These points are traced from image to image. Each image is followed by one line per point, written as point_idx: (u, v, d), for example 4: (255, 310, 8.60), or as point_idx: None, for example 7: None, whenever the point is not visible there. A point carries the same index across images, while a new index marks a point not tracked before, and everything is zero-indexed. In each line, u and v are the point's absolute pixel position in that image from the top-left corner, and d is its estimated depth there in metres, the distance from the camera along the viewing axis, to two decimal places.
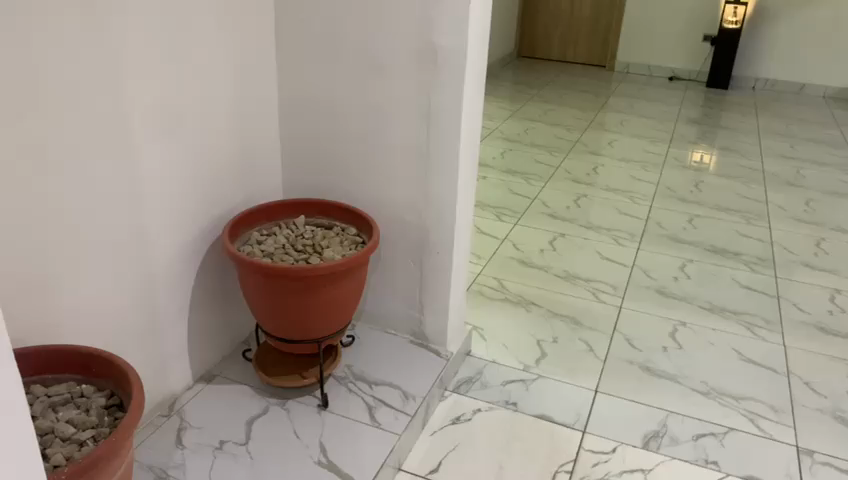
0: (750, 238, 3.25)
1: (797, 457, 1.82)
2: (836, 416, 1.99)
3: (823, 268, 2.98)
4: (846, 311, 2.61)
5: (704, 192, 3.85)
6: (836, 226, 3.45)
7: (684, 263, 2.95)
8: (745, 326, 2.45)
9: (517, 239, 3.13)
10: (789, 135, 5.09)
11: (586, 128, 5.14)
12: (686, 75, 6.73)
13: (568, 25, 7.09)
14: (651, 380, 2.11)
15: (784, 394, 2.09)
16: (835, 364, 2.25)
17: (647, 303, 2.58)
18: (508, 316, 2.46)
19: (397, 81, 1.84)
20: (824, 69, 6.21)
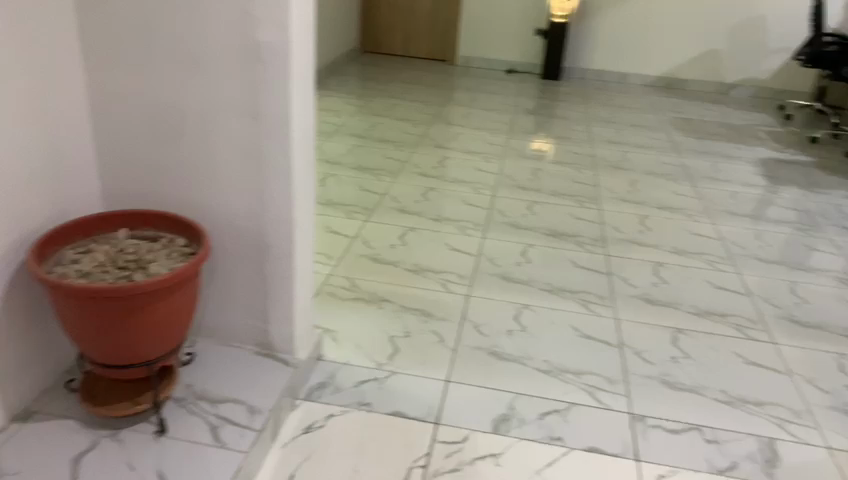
0: (584, 221, 3.46)
1: (631, 423, 1.96)
2: (663, 380, 2.17)
3: (647, 243, 3.23)
4: (667, 282, 2.85)
5: (542, 179, 4.05)
6: (656, 204, 3.76)
7: (526, 248, 3.08)
8: (582, 304, 2.60)
9: (366, 235, 3.11)
10: (614, 122, 5.49)
11: (431, 122, 5.23)
12: (522, 68, 7.06)
13: (409, 19, 7.18)
14: (499, 364, 2.18)
15: (618, 364, 2.23)
16: (660, 332, 2.45)
17: (493, 290, 2.66)
18: (359, 314, 2.43)
19: (219, 80, 1.74)
20: (641, 60, 6.77)
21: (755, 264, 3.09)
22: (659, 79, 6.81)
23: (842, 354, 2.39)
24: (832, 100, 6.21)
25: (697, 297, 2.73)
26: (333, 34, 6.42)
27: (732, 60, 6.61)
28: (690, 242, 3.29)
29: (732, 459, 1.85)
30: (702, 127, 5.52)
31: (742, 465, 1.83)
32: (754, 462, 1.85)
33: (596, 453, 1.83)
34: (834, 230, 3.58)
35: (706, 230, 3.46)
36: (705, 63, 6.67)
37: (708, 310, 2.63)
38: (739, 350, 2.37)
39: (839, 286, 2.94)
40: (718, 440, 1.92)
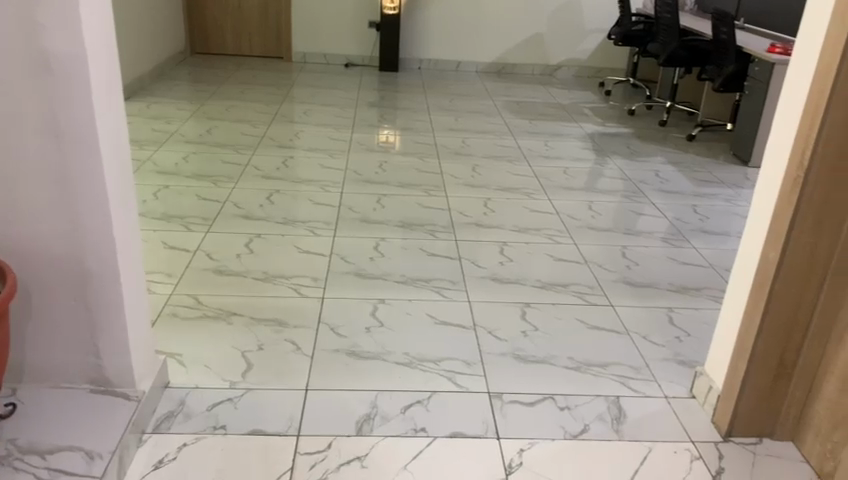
0: (431, 209, 3.51)
1: (490, 402, 2.01)
2: (516, 356, 2.24)
3: (492, 225, 3.34)
4: (514, 260, 2.96)
5: (388, 172, 4.06)
6: (498, 186, 3.90)
7: (376, 242, 3.07)
8: (436, 292, 2.63)
9: (209, 248, 2.95)
10: (453, 109, 5.63)
11: (270, 122, 5.07)
12: (359, 61, 7.04)
13: (238, 17, 6.91)
14: (358, 364, 2.15)
15: (474, 346, 2.28)
16: (511, 309, 2.54)
17: (347, 288, 2.62)
18: (208, 333, 2.29)
19: (6, 96, 1.55)
20: (473, 47, 6.99)
21: (590, 233, 3.30)
22: (491, 64, 7.07)
23: (670, 308, 2.61)
24: (643, 75, 6.78)
25: (541, 271, 2.86)
26: (155, 36, 6.02)
27: (555, 43, 7.01)
28: (532, 219, 3.44)
29: (584, 422, 1.96)
30: (534, 108, 5.80)
31: (594, 426, 1.95)
32: (603, 421, 1.97)
33: (459, 438, 1.86)
34: (655, 194, 3.91)
35: (546, 206, 3.64)
36: (531, 47, 7.01)
37: (553, 283, 2.77)
38: (582, 317, 2.52)
39: (664, 245, 3.21)
40: (570, 405, 2.02)
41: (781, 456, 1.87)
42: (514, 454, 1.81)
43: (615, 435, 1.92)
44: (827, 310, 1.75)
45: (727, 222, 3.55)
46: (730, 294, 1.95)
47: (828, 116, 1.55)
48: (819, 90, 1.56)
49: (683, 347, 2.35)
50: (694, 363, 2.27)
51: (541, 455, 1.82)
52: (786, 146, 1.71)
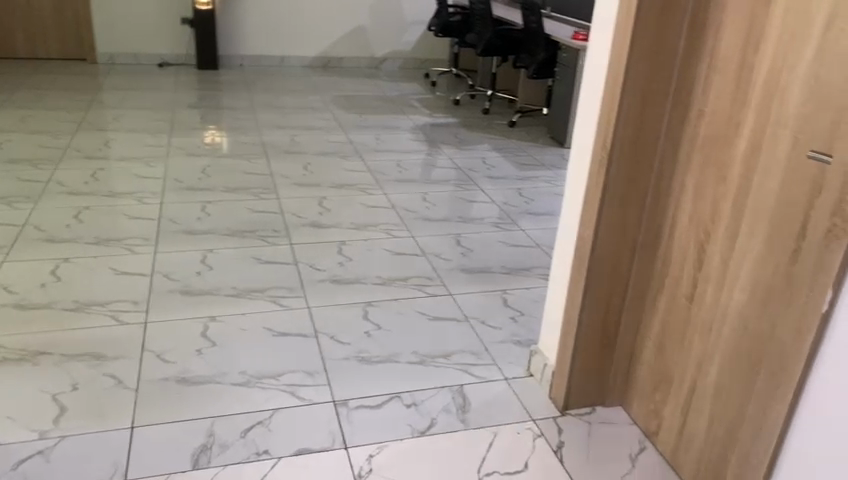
0: (263, 213, 3.36)
1: (336, 410, 1.95)
2: (360, 358, 2.20)
3: (327, 224, 3.26)
4: (352, 259, 2.90)
5: (214, 177, 3.83)
6: (332, 183, 3.82)
7: (204, 254, 2.87)
8: (272, 301, 2.52)
9: (7, 279, 2.60)
10: (280, 106, 5.45)
11: (76, 131, 4.60)
12: (175, 60, 6.61)
13: (28, 16, 6.19)
14: (190, 391, 1.99)
15: (316, 355, 2.20)
16: (351, 310, 2.49)
17: (174, 308, 2.43)
18: (8, 380, 2.01)
19: None
20: (295, 42, 6.82)
21: (425, 224, 3.33)
22: (316, 59, 6.95)
23: (505, 290, 2.70)
24: (465, 65, 7.00)
25: (380, 267, 2.84)
26: None
27: (378, 35, 7.03)
28: (367, 215, 3.40)
29: (430, 417, 1.96)
30: (363, 102, 5.78)
31: (441, 419, 1.95)
32: (449, 412, 1.98)
33: (305, 454, 1.78)
34: (483, 180, 4.03)
35: (380, 200, 3.62)
36: (354, 40, 6.98)
37: (392, 278, 2.75)
38: (422, 309, 2.53)
39: (495, 229, 3.32)
40: (417, 401, 2.02)
41: (613, 421, 1.99)
42: (363, 462, 1.77)
43: (461, 425, 1.93)
44: (640, 281, 1.87)
45: (550, 203, 3.75)
46: (555, 273, 2.04)
47: (624, 98, 1.64)
48: (615, 76, 1.65)
49: (519, 328, 2.43)
50: (529, 342, 2.35)
51: (391, 457, 1.79)
52: (591, 128, 1.79)
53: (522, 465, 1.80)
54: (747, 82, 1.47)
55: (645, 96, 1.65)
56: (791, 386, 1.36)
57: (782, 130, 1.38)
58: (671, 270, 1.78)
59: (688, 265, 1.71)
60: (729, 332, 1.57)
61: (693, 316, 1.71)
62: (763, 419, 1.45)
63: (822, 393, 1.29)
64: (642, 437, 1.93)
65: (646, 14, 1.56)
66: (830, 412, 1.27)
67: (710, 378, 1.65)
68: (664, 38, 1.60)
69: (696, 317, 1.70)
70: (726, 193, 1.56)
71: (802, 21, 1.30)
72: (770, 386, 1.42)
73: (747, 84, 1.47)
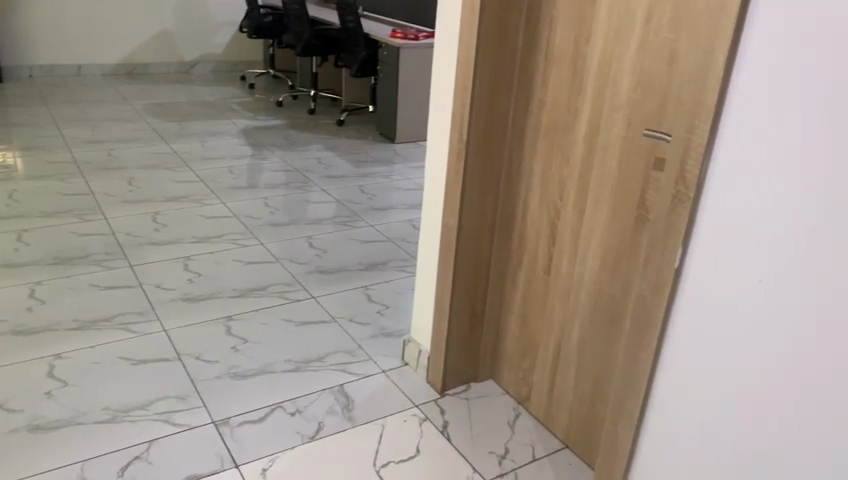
0: (91, 236, 3.09)
1: (217, 431, 1.87)
2: (232, 375, 2.12)
3: (167, 240, 3.08)
4: (202, 274, 2.77)
5: (24, 202, 3.44)
6: (163, 197, 3.60)
7: (31, 288, 2.58)
8: (123, 329, 2.34)
9: None
10: (86, 119, 5.00)
11: None
12: None
13: None
14: (48, 438, 1.80)
15: (183, 378, 2.09)
16: (212, 327, 2.38)
17: (8, 351, 2.17)
18: None
19: None
20: (93, 48, 6.28)
21: (272, 230, 3.26)
22: (119, 66, 6.45)
23: (366, 286, 2.74)
24: (282, 66, 6.89)
25: (234, 279, 2.75)
26: None
27: (186, 39, 6.69)
28: (209, 227, 3.26)
29: (317, 421, 1.95)
30: (180, 109, 5.48)
31: (327, 421, 1.95)
32: (335, 414, 1.98)
33: None
34: (321, 180, 4.03)
35: (219, 210, 3.48)
36: (160, 45, 6.58)
37: (249, 288, 2.67)
38: (287, 316, 2.49)
39: (344, 228, 3.34)
40: (300, 408, 2.00)
41: (487, 394, 2.12)
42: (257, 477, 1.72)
43: (349, 424, 1.95)
44: (500, 260, 2.01)
45: (391, 197, 3.84)
46: (421, 262, 2.12)
47: (475, 92, 1.75)
48: (464, 72, 1.75)
49: (387, 321, 2.49)
50: (399, 333, 2.42)
51: (285, 468, 1.76)
52: (445, 121, 1.89)
53: (414, 451, 1.86)
54: (581, 73, 1.64)
55: (493, 88, 1.77)
56: (650, 352, 1.40)
57: (617, 113, 1.56)
58: (527, 248, 1.93)
59: (542, 241, 1.87)
60: (587, 296, 1.75)
61: (551, 286, 1.87)
62: (628, 393, 1.46)
63: (680, 355, 1.34)
64: (516, 405, 2.07)
65: (488, 14, 1.67)
66: (690, 372, 1.32)
67: (572, 340, 1.82)
68: (505, 35, 1.73)
69: (554, 287, 1.86)
70: (572, 172, 1.73)
71: (625, 17, 1.49)
72: (627, 360, 1.45)
73: (581, 74, 1.65)
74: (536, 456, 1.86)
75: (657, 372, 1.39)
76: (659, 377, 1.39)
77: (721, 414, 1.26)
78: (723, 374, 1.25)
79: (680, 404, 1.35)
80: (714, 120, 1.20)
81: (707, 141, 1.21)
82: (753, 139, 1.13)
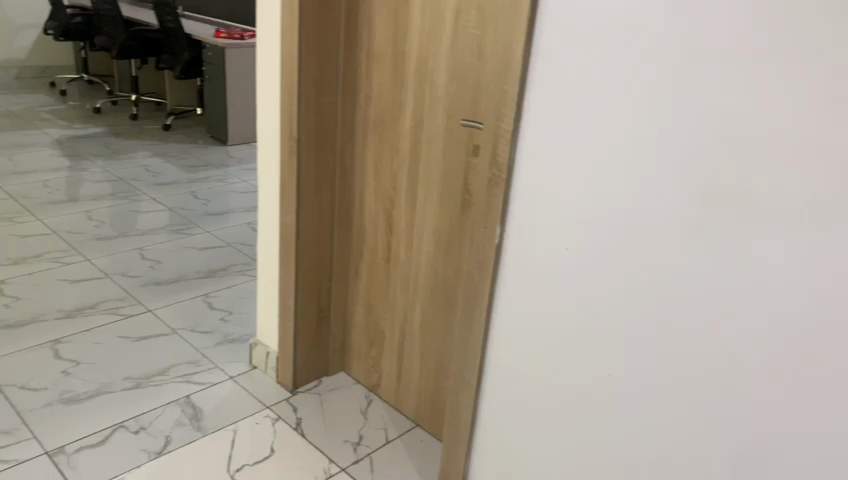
0: None
1: (52, 461, 1.75)
2: (64, 400, 1.98)
3: None
4: (20, 297, 2.55)
5: None
6: None
7: None
8: None
9: None
10: None
11: None
12: None
13: None
14: None
15: (9, 410, 1.92)
16: (36, 353, 2.20)
17: None
18: None
19: None
20: None
21: (98, 245, 3.06)
22: None
23: (206, 294, 2.67)
24: (96, 70, 6.42)
25: (58, 300, 2.55)
26: None
27: None
28: (24, 247, 2.99)
29: (164, 436, 1.88)
30: None
31: (175, 434, 1.89)
32: (182, 426, 1.93)
33: None
34: (150, 189, 3.83)
35: (35, 228, 3.20)
36: None
37: (77, 308, 2.50)
38: (122, 332, 2.36)
39: (179, 236, 3.21)
40: (144, 425, 1.92)
41: (339, 386, 2.15)
42: None
43: (199, 433, 1.90)
44: (341, 254, 2.05)
45: (227, 201, 3.74)
46: (262, 263, 2.11)
47: (301, 90, 1.76)
48: (289, 70, 1.76)
49: (231, 326, 2.45)
50: (245, 337, 2.39)
51: None
52: (275, 119, 1.89)
53: (269, 450, 1.86)
54: (402, 68, 1.72)
55: (320, 87, 1.80)
56: (480, 326, 1.50)
57: (437, 106, 1.67)
58: (366, 239, 1.99)
59: (380, 231, 1.94)
60: (424, 280, 1.84)
61: (391, 275, 1.95)
62: (464, 363, 1.56)
63: (507, 324, 1.46)
64: (367, 392, 2.13)
65: (308, 12, 1.70)
66: (517, 337, 1.45)
67: (415, 323, 1.91)
68: (327, 33, 1.76)
69: (394, 275, 1.94)
70: (401, 164, 1.81)
71: (436, 16, 1.59)
72: (463, 331, 1.54)
73: (401, 69, 1.73)
74: (389, 438, 1.93)
75: (489, 341, 1.51)
76: (492, 345, 1.50)
77: (548, 371, 1.40)
78: (546, 336, 1.39)
79: (510, 369, 1.48)
80: (517, 108, 1.31)
81: (513, 127, 1.32)
82: (553, 123, 1.27)
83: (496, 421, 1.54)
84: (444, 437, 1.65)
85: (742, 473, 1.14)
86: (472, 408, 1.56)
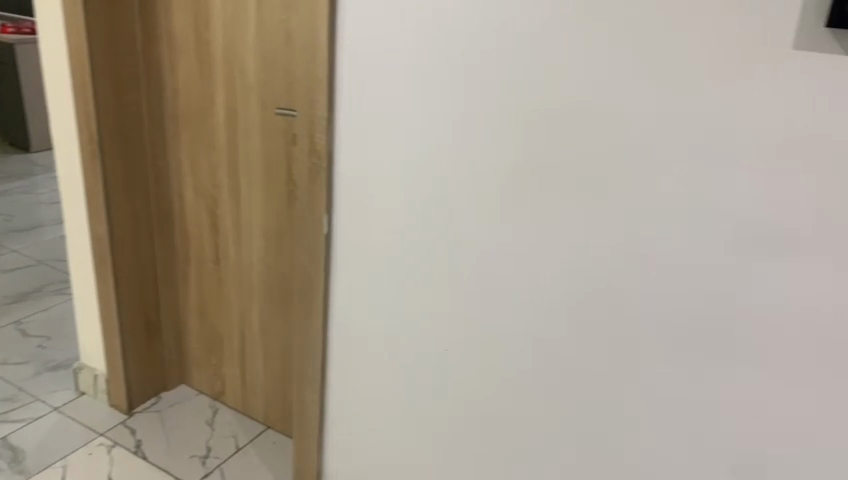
0: None
1: None
2: None
3: None
4: None
5: None
6: None
7: None
8: None
9: None
10: None
11: None
12: None
13: None
14: None
15: None
16: None
17: None
18: None
19: None
20: None
21: None
22: None
23: (18, 321, 2.39)
24: None
25: None
26: None
27: None
28: None
29: None
30: None
31: None
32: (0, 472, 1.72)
33: None
34: None
35: None
36: None
37: None
38: None
39: None
40: None
41: (181, 400, 2.03)
42: None
43: (21, 477, 1.71)
44: (165, 260, 1.92)
45: (38, 215, 3.39)
46: (76, 280, 1.92)
47: (96, 87, 1.60)
48: (79, 66, 1.59)
49: (51, 353, 2.22)
50: (68, 363, 2.18)
51: None
52: (70, 120, 1.71)
53: None
54: (209, 58, 1.63)
55: (118, 82, 1.64)
56: (317, 320, 1.46)
57: (250, 95, 1.59)
58: (191, 241, 1.88)
59: (205, 231, 1.84)
60: (258, 277, 1.77)
61: (223, 276, 1.85)
62: (306, 359, 1.51)
63: (343, 315, 1.44)
64: (212, 402, 2.02)
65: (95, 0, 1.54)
66: (353, 327, 1.43)
67: (255, 323, 1.83)
68: (120, 22, 1.61)
69: (227, 276, 1.84)
70: (220, 159, 1.72)
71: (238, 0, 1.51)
72: (300, 326, 1.49)
73: (208, 59, 1.63)
74: (240, 446, 1.85)
75: (329, 333, 1.47)
76: (332, 338, 1.47)
77: (389, 355, 1.39)
78: (383, 320, 1.38)
79: (351, 360, 1.46)
80: (329, 94, 1.28)
81: (327, 114, 1.29)
82: (366, 106, 1.25)
83: (345, 414, 1.51)
84: (295, 437, 1.60)
85: (577, 427, 1.21)
86: (320, 403, 1.52)
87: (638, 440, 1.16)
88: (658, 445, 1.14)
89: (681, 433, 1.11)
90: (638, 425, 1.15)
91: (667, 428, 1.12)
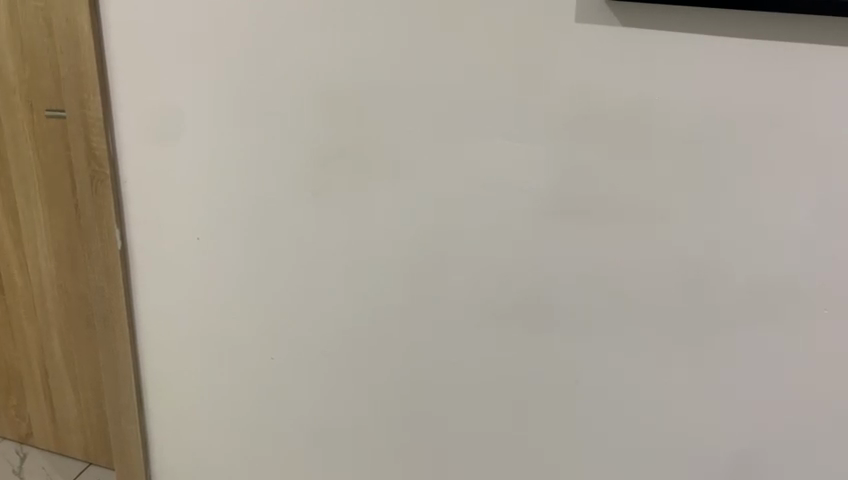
0: None
1: None
2: None
3: None
4: None
5: None
6: None
7: None
8: None
9: None
10: None
11: None
12: None
13: None
14: None
15: None
16: None
17: None
18: None
19: None
20: None
21: None
22: None
23: None
24: None
25: None
26: None
27: None
28: None
29: None
30: None
31: None
32: None
33: None
34: None
35: None
36: None
37: None
38: None
39: None
40: None
41: None
42: None
43: None
44: None
45: None
46: None
47: None
48: None
49: None
50: None
51: None
52: None
53: None
54: None
55: None
56: (123, 345, 1.31)
57: (13, 96, 1.38)
58: None
59: None
60: (53, 301, 1.56)
61: (12, 305, 1.62)
62: (117, 388, 1.35)
63: (151, 334, 1.30)
64: (20, 447, 1.78)
65: None
66: (166, 347, 1.29)
67: (56, 355, 1.62)
68: None
69: (15, 305, 1.62)
70: None
71: None
72: (104, 354, 1.33)
73: None
74: None
75: (140, 357, 1.32)
76: (143, 362, 1.32)
77: (207, 373, 1.28)
78: (196, 335, 1.26)
79: (167, 383, 1.32)
80: (101, 92, 1.14)
81: (102, 115, 1.15)
82: (147, 104, 1.13)
83: (169, 444, 1.36)
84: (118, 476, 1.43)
85: (413, 425, 1.16)
86: (140, 433, 1.36)
87: (475, 427, 1.12)
88: (492, 430, 1.11)
89: (513, 417, 1.10)
90: (471, 413, 1.12)
91: (499, 412, 1.10)
